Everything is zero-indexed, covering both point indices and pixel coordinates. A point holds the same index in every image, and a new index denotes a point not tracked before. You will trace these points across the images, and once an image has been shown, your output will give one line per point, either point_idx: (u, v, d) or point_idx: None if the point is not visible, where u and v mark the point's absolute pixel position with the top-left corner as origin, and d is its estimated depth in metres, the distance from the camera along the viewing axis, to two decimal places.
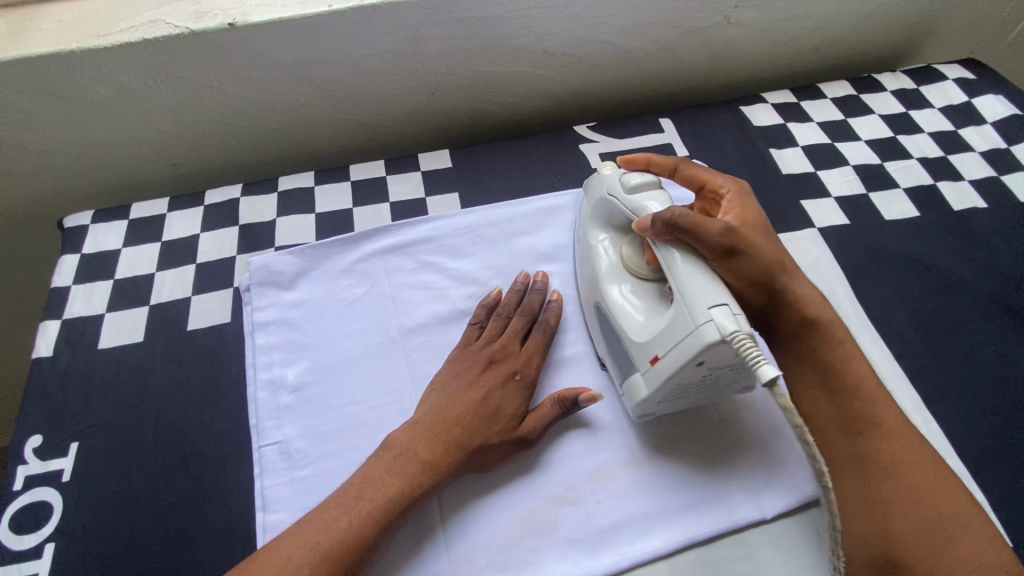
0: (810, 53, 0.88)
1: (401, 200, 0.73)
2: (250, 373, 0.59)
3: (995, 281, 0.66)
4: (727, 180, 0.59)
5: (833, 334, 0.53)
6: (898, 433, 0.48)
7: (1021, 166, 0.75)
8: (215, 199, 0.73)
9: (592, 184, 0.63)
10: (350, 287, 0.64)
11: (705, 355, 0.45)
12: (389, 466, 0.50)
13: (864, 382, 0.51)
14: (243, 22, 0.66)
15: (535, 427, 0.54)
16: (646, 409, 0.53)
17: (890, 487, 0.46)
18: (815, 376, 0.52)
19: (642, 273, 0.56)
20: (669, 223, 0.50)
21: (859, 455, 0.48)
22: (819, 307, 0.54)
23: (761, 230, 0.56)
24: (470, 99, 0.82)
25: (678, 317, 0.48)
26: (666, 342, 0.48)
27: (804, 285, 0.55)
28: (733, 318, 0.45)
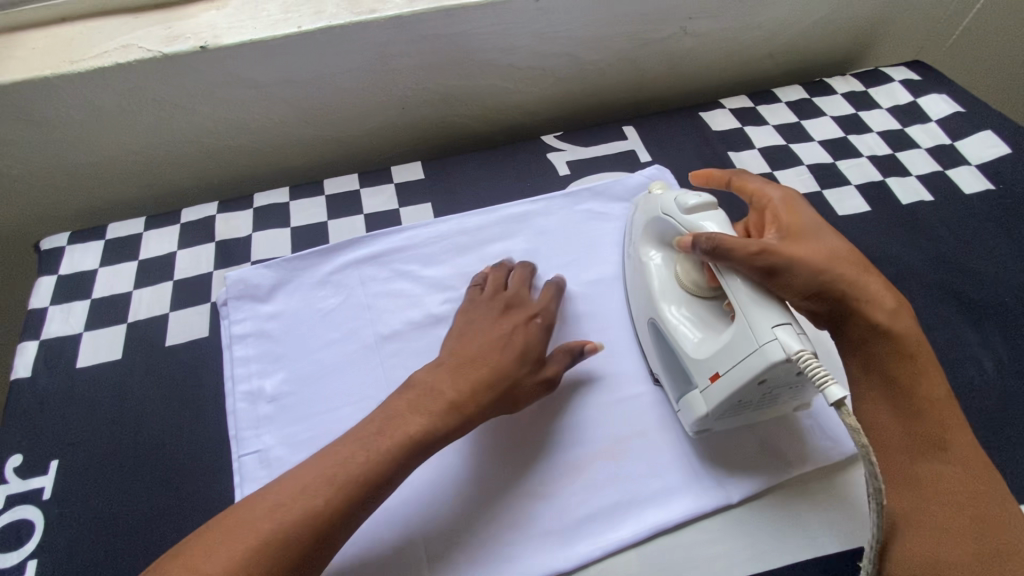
0: (765, 60, 0.93)
1: (374, 212, 0.75)
2: (229, 385, 0.60)
3: (942, 269, 0.69)
4: (778, 189, 0.57)
5: (910, 347, 0.49)
6: (965, 460, 0.46)
7: (963, 161, 0.79)
8: (191, 217, 0.74)
9: (645, 203, 0.65)
10: (326, 297, 0.66)
11: (766, 373, 0.47)
12: (358, 441, 0.48)
13: (939, 402, 0.48)
14: (214, 44, 0.68)
15: (551, 369, 0.57)
16: (703, 424, 0.55)
17: (943, 513, 0.44)
18: (885, 390, 0.50)
19: (697, 290, 0.57)
20: (709, 247, 0.51)
21: (919, 477, 0.46)
22: (891, 318, 0.50)
23: (808, 237, 0.53)
24: (441, 113, 0.85)
25: (740, 336, 0.49)
26: (729, 360, 0.50)
27: (878, 290, 0.51)
28: (798, 338, 0.46)
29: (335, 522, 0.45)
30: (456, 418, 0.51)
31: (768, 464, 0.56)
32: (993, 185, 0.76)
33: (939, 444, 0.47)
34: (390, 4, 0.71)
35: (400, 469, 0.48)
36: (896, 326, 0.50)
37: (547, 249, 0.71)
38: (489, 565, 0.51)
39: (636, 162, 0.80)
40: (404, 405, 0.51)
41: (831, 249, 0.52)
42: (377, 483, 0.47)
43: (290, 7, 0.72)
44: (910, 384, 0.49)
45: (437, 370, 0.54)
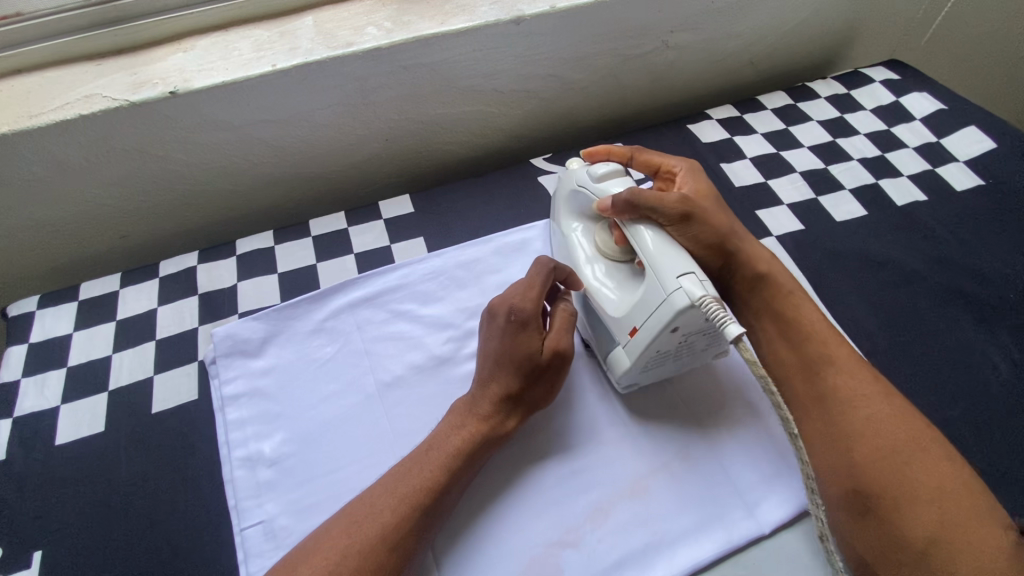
0: (747, 68, 0.92)
1: (365, 250, 0.72)
2: (224, 452, 0.56)
3: (944, 269, 0.69)
4: (680, 160, 0.63)
5: (788, 288, 0.57)
6: (855, 374, 0.51)
7: (951, 157, 0.79)
8: (171, 270, 0.70)
9: (561, 177, 0.64)
10: (321, 346, 0.63)
11: (678, 321, 0.47)
12: (383, 494, 0.48)
13: (819, 329, 0.54)
14: (185, 88, 0.65)
15: (561, 340, 0.55)
16: (630, 378, 0.55)
17: (848, 420, 0.49)
18: (771, 325, 0.56)
19: (613, 253, 0.58)
20: (630, 203, 0.52)
21: (820, 396, 0.51)
22: (769, 263, 0.58)
23: (712, 198, 0.60)
24: (426, 142, 0.82)
25: (649, 290, 0.49)
26: (642, 314, 0.50)
27: (756, 244, 0.59)
28: (699, 284, 0.46)
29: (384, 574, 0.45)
30: (472, 457, 0.51)
31: (798, 487, 0.54)
32: (983, 180, 0.77)
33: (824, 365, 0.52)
34: (367, 37, 0.69)
35: (429, 518, 0.48)
36: (769, 271, 0.57)
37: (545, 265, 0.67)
38: None
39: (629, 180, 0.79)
40: (419, 450, 0.52)
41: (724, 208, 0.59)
42: (410, 538, 0.47)
43: (262, 45, 0.69)
44: (792, 317, 0.55)
45: (447, 417, 0.54)
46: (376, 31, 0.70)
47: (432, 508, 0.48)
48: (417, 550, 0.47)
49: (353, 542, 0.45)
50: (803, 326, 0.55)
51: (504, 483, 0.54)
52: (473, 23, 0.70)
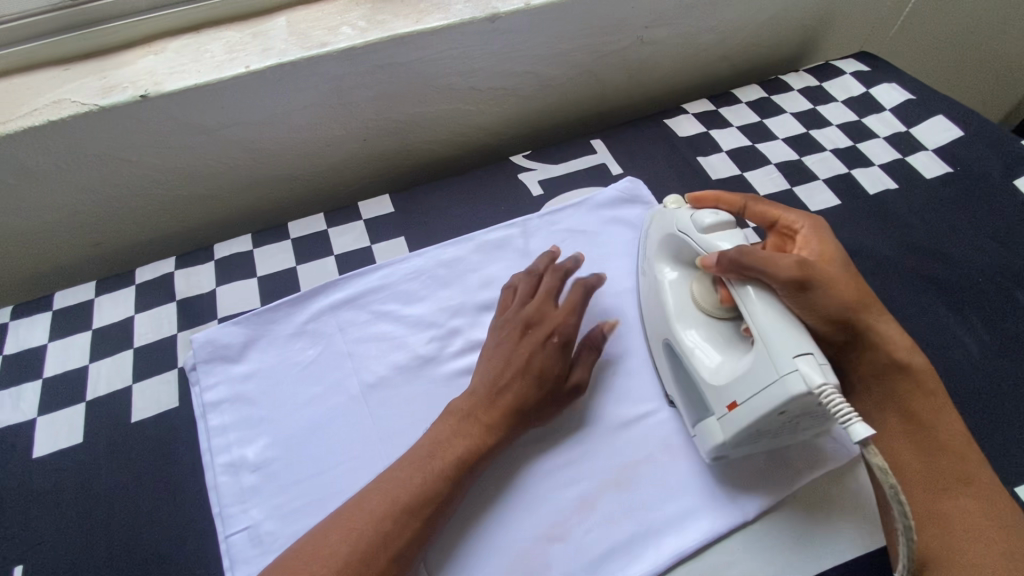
0: (721, 62, 0.93)
1: (345, 252, 0.71)
2: (207, 459, 0.56)
3: (916, 256, 0.71)
4: (803, 216, 0.60)
5: (925, 382, 0.52)
6: (984, 499, 0.48)
7: (921, 146, 0.81)
8: (148, 276, 0.69)
9: (658, 218, 0.64)
10: (303, 349, 0.62)
11: (789, 405, 0.45)
12: (374, 499, 0.48)
13: (957, 440, 0.50)
14: (156, 92, 0.64)
15: (583, 372, 0.58)
16: (721, 451, 0.53)
17: (972, 553, 0.45)
18: (895, 415, 0.53)
19: (712, 310, 0.56)
20: (737, 263, 0.51)
21: (944, 515, 0.47)
22: (909, 354, 0.53)
23: (841, 266, 0.56)
24: (404, 141, 0.82)
25: (760, 365, 0.47)
26: (748, 389, 0.48)
27: (898, 330, 0.54)
28: (820, 369, 0.44)
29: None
30: (464, 459, 0.51)
31: (779, 472, 0.55)
32: (951, 168, 0.79)
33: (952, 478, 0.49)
34: (341, 36, 0.68)
35: (422, 522, 0.48)
36: (910, 362, 0.53)
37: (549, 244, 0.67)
38: None
39: (608, 175, 0.79)
40: (414, 453, 0.52)
41: (865, 291, 0.54)
42: (403, 541, 0.47)
43: (235, 47, 0.68)
44: (926, 418, 0.51)
45: (444, 419, 0.54)
46: (351, 30, 0.69)
47: (425, 511, 0.48)
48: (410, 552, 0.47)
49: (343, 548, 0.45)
50: (926, 417, 0.51)
51: (490, 479, 0.54)
52: (448, 21, 0.70)
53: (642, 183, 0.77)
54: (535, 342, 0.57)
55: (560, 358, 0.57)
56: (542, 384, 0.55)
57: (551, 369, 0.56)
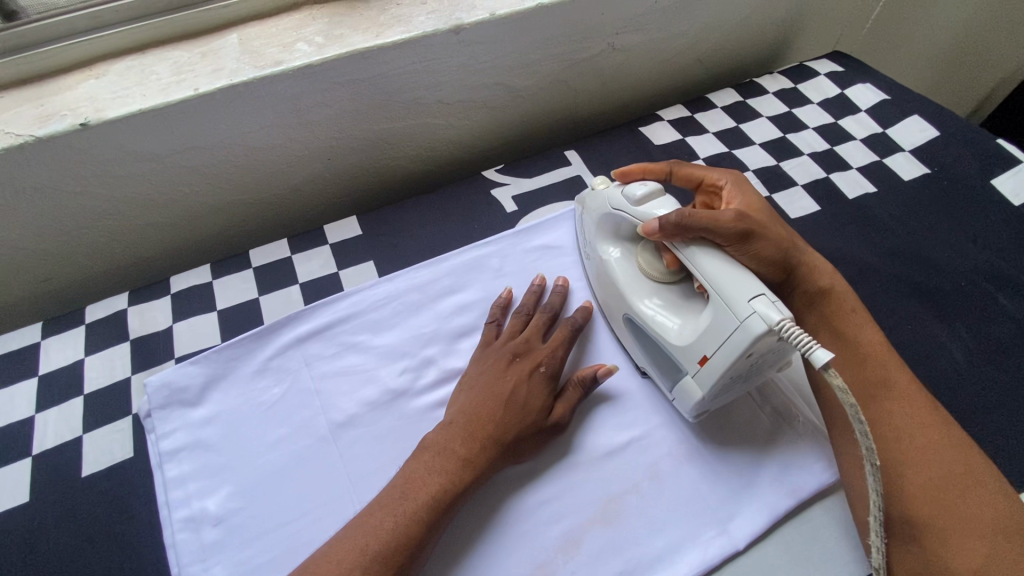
0: (695, 65, 0.92)
1: (310, 279, 0.68)
2: (164, 514, 0.52)
3: (898, 260, 0.69)
4: (720, 172, 0.62)
5: (844, 302, 0.57)
6: (908, 394, 0.51)
7: (898, 147, 0.80)
8: (99, 315, 0.65)
9: (589, 202, 0.64)
10: (267, 388, 0.59)
11: (756, 346, 0.44)
12: (345, 551, 0.45)
13: (877, 346, 0.54)
14: (97, 119, 0.60)
15: (565, 411, 0.55)
16: (701, 408, 0.52)
17: (902, 446, 0.48)
18: (830, 341, 0.56)
19: (661, 277, 0.56)
20: (680, 226, 0.51)
21: (879, 417, 0.50)
22: (830, 278, 0.58)
23: (765, 213, 0.59)
24: (371, 159, 0.79)
25: (717, 315, 0.47)
26: (712, 341, 0.47)
27: (817, 257, 0.59)
28: (774, 306, 0.44)
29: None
30: (442, 503, 0.48)
31: (769, 497, 0.53)
32: (928, 169, 0.78)
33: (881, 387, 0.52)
34: (297, 53, 0.65)
35: (398, 573, 0.45)
36: (831, 285, 0.58)
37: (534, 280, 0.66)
38: None
39: (584, 188, 0.77)
40: (388, 494, 0.48)
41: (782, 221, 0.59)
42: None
43: (183, 67, 0.64)
44: (851, 335, 0.55)
45: (420, 457, 0.51)
46: (307, 46, 0.66)
47: (401, 561, 0.45)
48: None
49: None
50: (855, 337, 0.55)
51: (470, 522, 0.51)
52: (410, 34, 0.67)
53: None
54: (517, 374, 0.54)
55: (542, 392, 0.54)
56: (523, 419, 0.52)
57: (533, 403, 0.53)
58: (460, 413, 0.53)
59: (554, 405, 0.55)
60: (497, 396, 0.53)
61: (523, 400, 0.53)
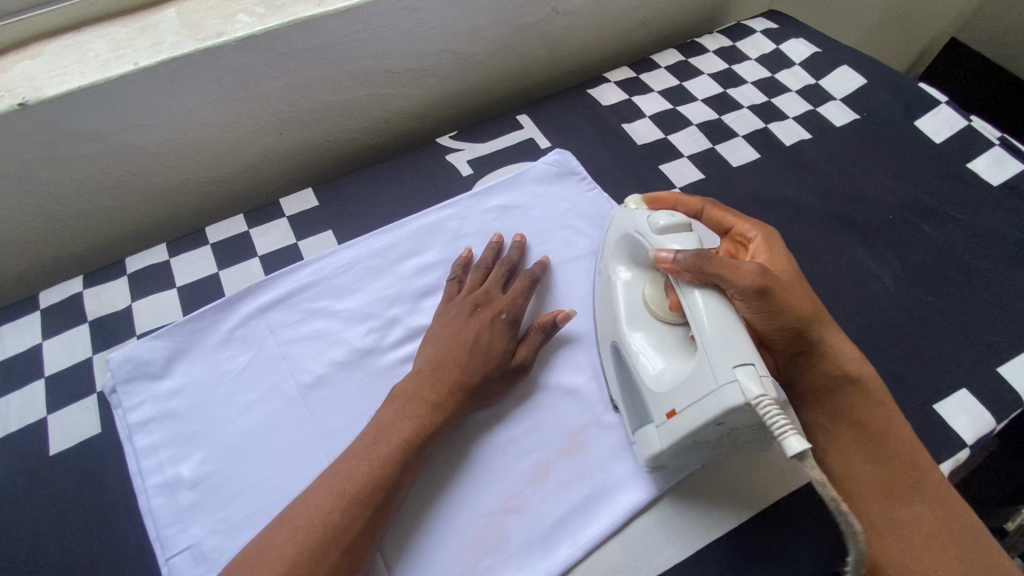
0: (638, 28, 0.94)
1: (270, 251, 0.68)
2: (138, 482, 0.52)
3: (832, 200, 0.74)
4: (755, 225, 0.58)
5: (873, 394, 0.51)
6: (942, 501, 0.47)
7: (829, 96, 0.85)
8: (53, 299, 0.64)
9: (618, 221, 0.61)
10: (234, 357, 0.59)
11: (725, 417, 0.42)
12: (321, 495, 0.46)
13: (906, 444, 0.49)
14: (35, 98, 0.58)
15: (528, 354, 0.57)
16: (656, 462, 0.50)
17: (921, 558, 0.45)
18: (848, 434, 0.51)
19: (667, 319, 0.52)
20: (693, 266, 0.48)
21: (897, 524, 0.47)
22: (856, 364, 0.52)
23: (795, 277, 0.54)
24: (324, 132, 0.79)
25: (698, 371, 0.44)
26: (687, 397, 0.45)
27: (843, 338, 0.53)
28: (758, 380, 0.41)
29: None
30: (416, 446, 0.50)
31: None
32: (858, 114, 0.82)
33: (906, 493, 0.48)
34: (238, 25, 0.65)
35: (374, 513, 0.47)
36: (859, 373, 0.51)
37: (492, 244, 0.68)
38: None
39: (536, 149, 0.78)
40: (362, 445, 0.50)
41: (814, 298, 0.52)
42: (357, 534, 0.45)
43: (121, 43, 0.63)
44: (878, 430, 0.50)
45: (390, 405, 0.53)
46: (248, 17, 0.66)
47: (379, 500, 0.47)
48: (365, 543, 0.46)
49: (288, 550, 0.44)
50: (879, 429, 0.50)
51: (444, 463, 0.54)
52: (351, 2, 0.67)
53: (570, 153, 0.77)
54: (479, 320, 0.57)
55: (504, 334, 0.57)
56: (488, 360, 0.55)
57: (495, 346, 0.56)
58: (429, 360, 0.55)
59: (518, 348, 0.58)
60: (462, 350, 0.55)
61: (486, 342, 0.55)
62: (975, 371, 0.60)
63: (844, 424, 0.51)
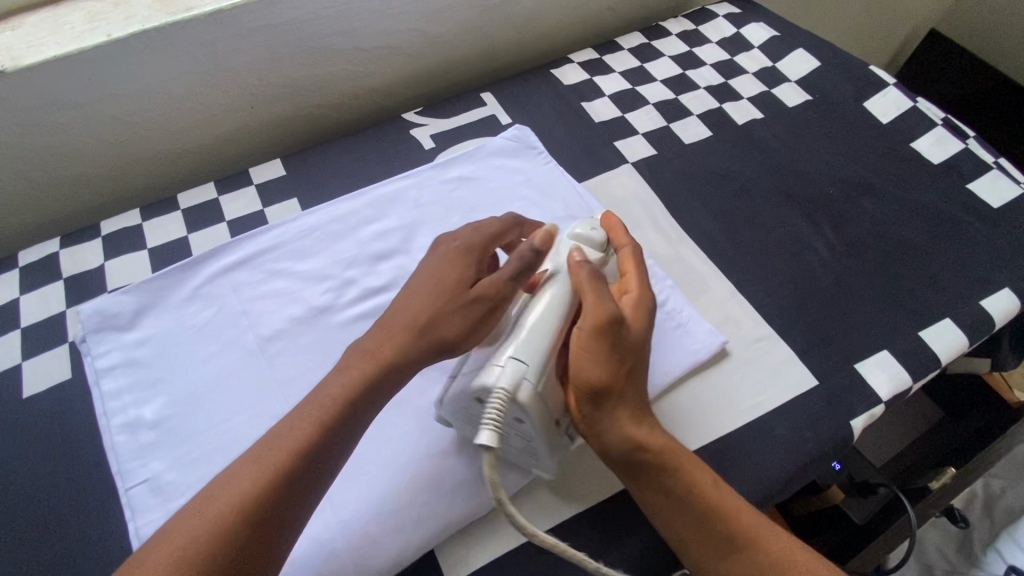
0: (605, 12, 0.97)
1: (238, 217, 0.72)
2: (103, 422, 0.56)
3: (777, 176, 0.77)
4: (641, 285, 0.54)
5: (676, 462, 0.48)
6: (762, 559, 0.45)
7: (784, 79, 0.88)
8: (31, 258, 0.68)
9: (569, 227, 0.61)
10: (197, 311, 0.63)
11: (480, 395, 0.46)
12: (261, 447, 0.43)
13: (726, 501, 0.47)
14: (13, 67, 0.62)
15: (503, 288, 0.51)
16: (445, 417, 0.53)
17: None
18: (654, 494, 0.48)
19: None
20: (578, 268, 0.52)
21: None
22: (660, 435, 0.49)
23: (638, 344, 0.51)
24: (294, 106, 0.82)
25: (496, 348, 0.48)
26: (476, 365, 0.48)
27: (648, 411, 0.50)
28: (518, 377, 0.44)
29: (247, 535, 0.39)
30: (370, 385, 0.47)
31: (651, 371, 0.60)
32: (810, 96, 0.85)
33: (723, 532, 0.45)
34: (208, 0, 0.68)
35: (308, 469, 0.43)
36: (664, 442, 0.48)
37: (448, 212, 0.72)
38: (412, 527, 0.52)
39: (497, 125, 0.82)
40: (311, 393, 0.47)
41: (637, 368, 0.50)
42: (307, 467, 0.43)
43: (95, 16, 0.67)
44: (694, 489, 0.47)
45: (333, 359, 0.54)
46: None
47: (314, 458, 0.43)
48: (292, 511, 0.42)
49: (214, 504, 0.40)
50: (689, 489, 0.47)
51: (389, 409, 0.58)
52: None
53: (528, 129, 0.80)
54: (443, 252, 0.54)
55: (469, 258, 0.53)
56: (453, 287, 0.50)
57: (461, 278, 0.51)
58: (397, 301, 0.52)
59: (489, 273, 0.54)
60: (421, 284, 0.52)
61: (454, 267, 0.52)
62: (900, 337, 0.63)
63: (640, 484, 0.48)
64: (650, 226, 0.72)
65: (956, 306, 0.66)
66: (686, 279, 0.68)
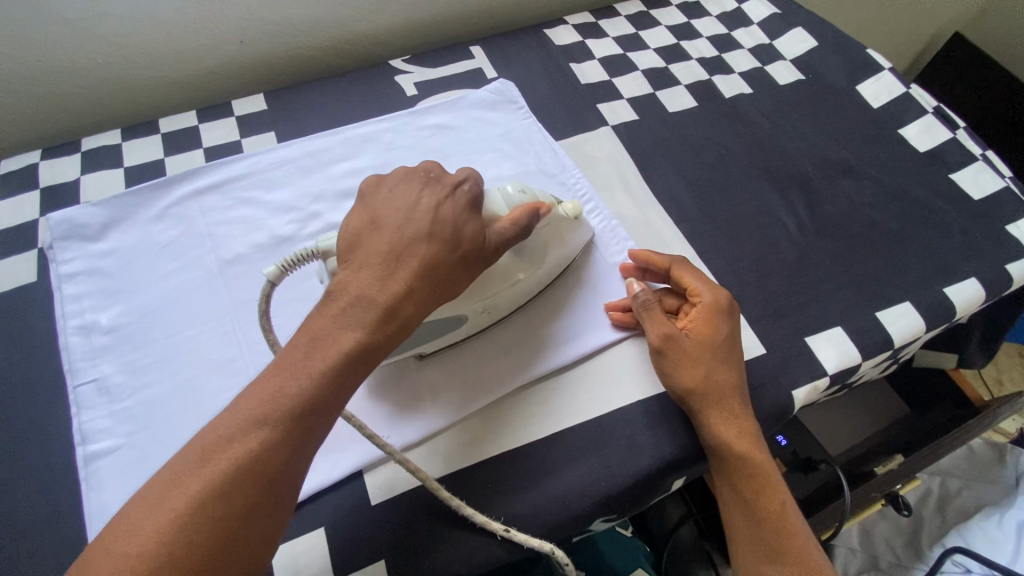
0: None
1: (215, 145, 0.73)
2: (60, 323, 0.58)
3: (756, 150, 0.76)
4: (707, 291, 0.56)
5: (746, 465, 0.52)
6: (782, 543, 0.50)
7: (779, 56, 0.87)
8: (13, 167, 0.70)
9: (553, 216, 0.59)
10: (163, 230, 0.64)
11: None
12: (206, 445, 0.38)
13: (766, 494, 0.52)
14: None
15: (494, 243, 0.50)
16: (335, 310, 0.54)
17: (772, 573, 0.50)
18: (744, 485, 0.52)
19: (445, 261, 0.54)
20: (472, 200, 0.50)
21: (766, 554, 0.51)
22: (741, 439, 0.52)
23: (711, 354, 0.54)
24: (285, 45, 0.83)
25: None
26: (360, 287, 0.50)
27: (729, 410, 0.53)
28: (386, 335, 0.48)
29: (224, 539, 0.36)
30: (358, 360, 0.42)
31: (593, 329, 0.60)
32: (803, 75, 0.84)
33: (767, 522, 0.51)
34: None
35: (305, 439, 0.40)
36: (744, 445, 0.52)
37: (420, 157, 0.72)
38: (343, 447, 0.53)
39: (482, 79, 0.82)
40: (291, 356, 0.42)
41: (724, 377, 0.53)
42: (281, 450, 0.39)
43: None
44: (762, 478, 0.52)
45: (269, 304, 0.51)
46: None
47: (307, 425, 0.40)
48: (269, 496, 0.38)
49: (171, 509, 0.36)
50: (756, 481, 0.52)
51: None
52: None
53: (512, 85, 0.80)
54: (434, 194, 0.49)
55: (466, 213, 0.49)
56: (452, 247, 0.47)
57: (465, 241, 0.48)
58: (347, 231, 0.48)
59: (489, 232, 0.50)
60: (413, 252, 0.46)
61: (442, 231, 0.47)
62: (856, 314, 0.63)
63: (724, 478, 0.53)
64: (620, 188, 0.72)
65: (918, 289, 0.65)
66: (649, 241, 0.68)
